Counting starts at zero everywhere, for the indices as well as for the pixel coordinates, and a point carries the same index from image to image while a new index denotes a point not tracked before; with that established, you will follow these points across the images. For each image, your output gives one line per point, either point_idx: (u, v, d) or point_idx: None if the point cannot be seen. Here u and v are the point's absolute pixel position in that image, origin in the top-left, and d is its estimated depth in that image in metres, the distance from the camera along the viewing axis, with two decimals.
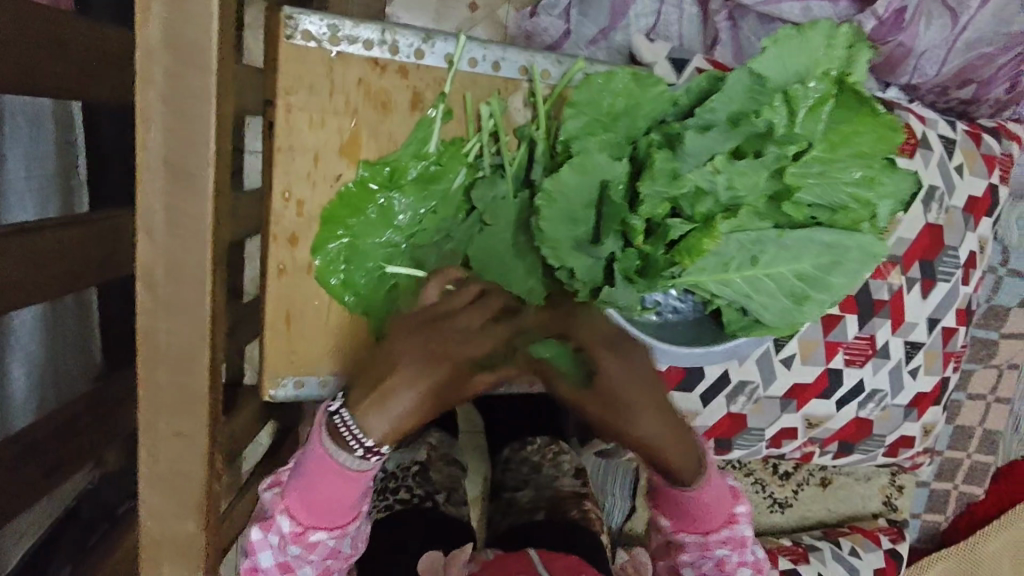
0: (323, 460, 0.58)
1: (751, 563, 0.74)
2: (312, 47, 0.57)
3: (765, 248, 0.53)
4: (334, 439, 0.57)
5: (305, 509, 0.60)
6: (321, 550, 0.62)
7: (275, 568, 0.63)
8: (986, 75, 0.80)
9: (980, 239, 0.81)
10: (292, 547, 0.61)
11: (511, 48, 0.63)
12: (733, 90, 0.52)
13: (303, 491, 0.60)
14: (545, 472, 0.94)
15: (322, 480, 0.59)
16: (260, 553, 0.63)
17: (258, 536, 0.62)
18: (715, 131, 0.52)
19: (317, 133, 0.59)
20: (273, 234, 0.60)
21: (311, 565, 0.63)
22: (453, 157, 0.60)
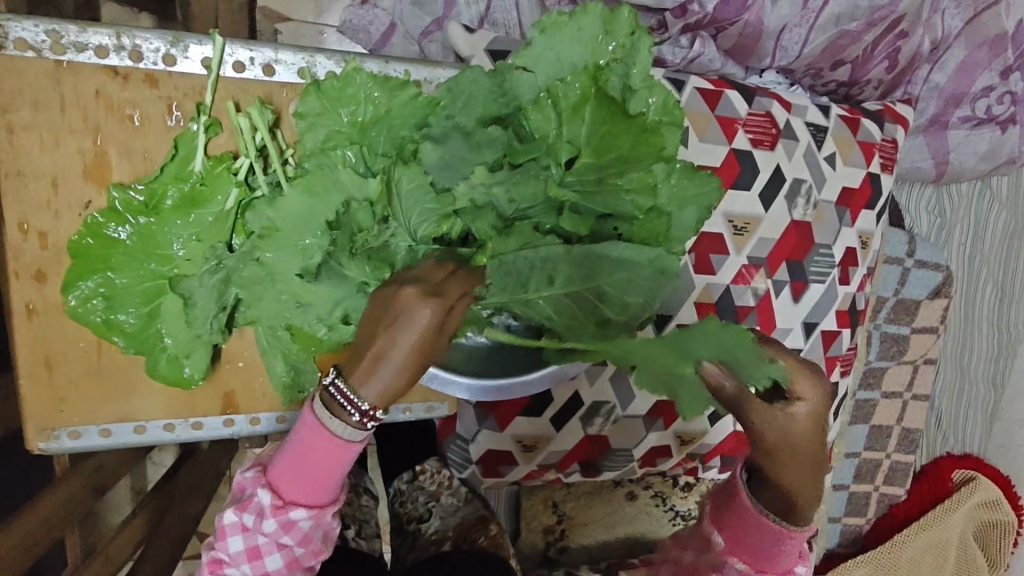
0: (318, 423, 0.44)
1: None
2: (30, 58, 0.50)
3: (556, 265, 0.45)
4: (329, 402, 0.43)
5: (291, 483, 0.47)
6: (298, 535, 0.49)
7: (243, 555, 0.50)
8: (857, 54, 0.74)
9: (860, 234, 0.75)
10: (269, 526, 0.48)
11: (285, 48, 0.56)
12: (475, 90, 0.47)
13: (288, 464, 0.46)
14: (446, 500, 0.86)
15: (314, 450, 0.45)
16: (228, 537, 0.50)
17: (231, 516, 0.50)
18: (457, 139, 0.46)
19: (51, 155, 0.52)
20: (13, 271, 0.53)
21: (282, 553, 0.50)
22: (216, 176, 0.52)
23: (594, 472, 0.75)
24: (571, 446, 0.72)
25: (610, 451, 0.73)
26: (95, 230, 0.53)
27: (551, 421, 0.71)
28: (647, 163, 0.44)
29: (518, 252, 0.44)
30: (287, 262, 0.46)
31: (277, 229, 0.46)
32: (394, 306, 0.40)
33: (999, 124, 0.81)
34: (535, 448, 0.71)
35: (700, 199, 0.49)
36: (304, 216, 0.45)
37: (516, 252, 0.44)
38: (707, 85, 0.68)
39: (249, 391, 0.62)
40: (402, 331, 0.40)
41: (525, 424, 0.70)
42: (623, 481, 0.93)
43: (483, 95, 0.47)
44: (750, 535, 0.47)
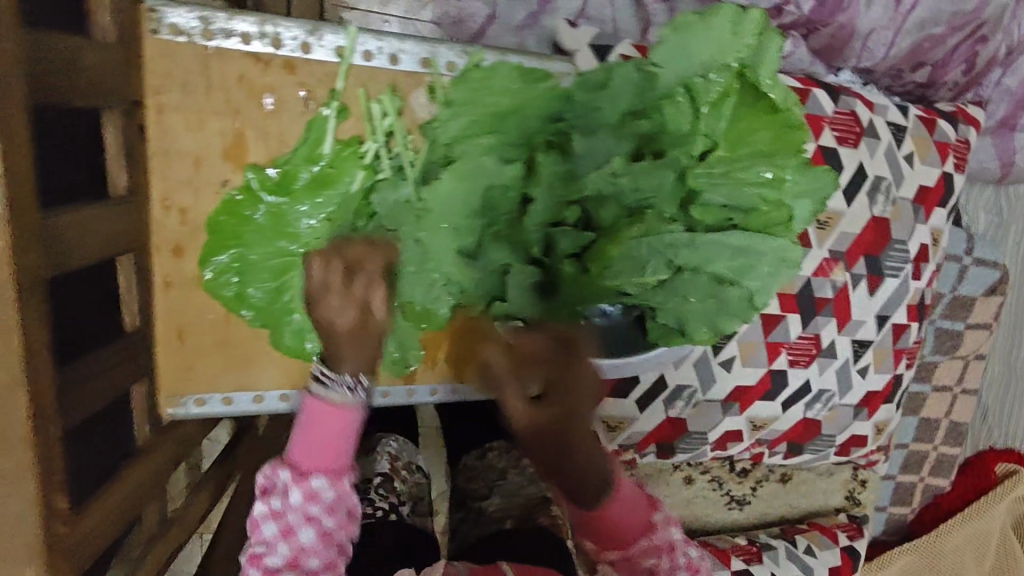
0: (316, 400, 0.52)
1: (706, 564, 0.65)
2: (182, 43, 0.52)
3: (676, 252, 0.50)
4: (319, 386, 0.52)
5: (308, 456, 0.53)
6: (324, 502, 0.52)
7: (275, 539, 0.53)
8: (938, 57, 0.76)
9: (932, 231, 0.77)
10: (296, 497, 0.52)
11: (411, 39, 0.58)
12: (620, 87, 0.48)
13: (301, 443, 0.53)
14: (513, 479, 0.90)
15: (322, 424, 0.52)
16: (260, 526, 0.53)
17: (260, 506, 0.53)
18: (605, 133, 0.48)
19: (195, 135, 0.54)
20: (155, 244, 0.56)
21: (313, 527, 0.52)
22: (349, 162, 0.55)
23: (668, 453, 0.78)
24: (653, 426, 0.75)
25: (686, 433, 0.77)
26: (231, 208, 0.56)
27: (636, 402, 0.74)
28: (778, 157, 0.49)
29: (643, 239, 0.50)
30: (442, 242, 0.49)
31: (432, 210, 0.48)
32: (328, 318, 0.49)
33: None
34: (620, 427, 0.75)
35: (818, 193, 0.51)
36: (455, 201, 0.47)
37: (639, 239, 0.49)
38: (796, 84, 0.70)
39: None
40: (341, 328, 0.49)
41: (614, 405, 0.73)
42: (683, 465, 0.96)
43: (631, 90, 0.48)
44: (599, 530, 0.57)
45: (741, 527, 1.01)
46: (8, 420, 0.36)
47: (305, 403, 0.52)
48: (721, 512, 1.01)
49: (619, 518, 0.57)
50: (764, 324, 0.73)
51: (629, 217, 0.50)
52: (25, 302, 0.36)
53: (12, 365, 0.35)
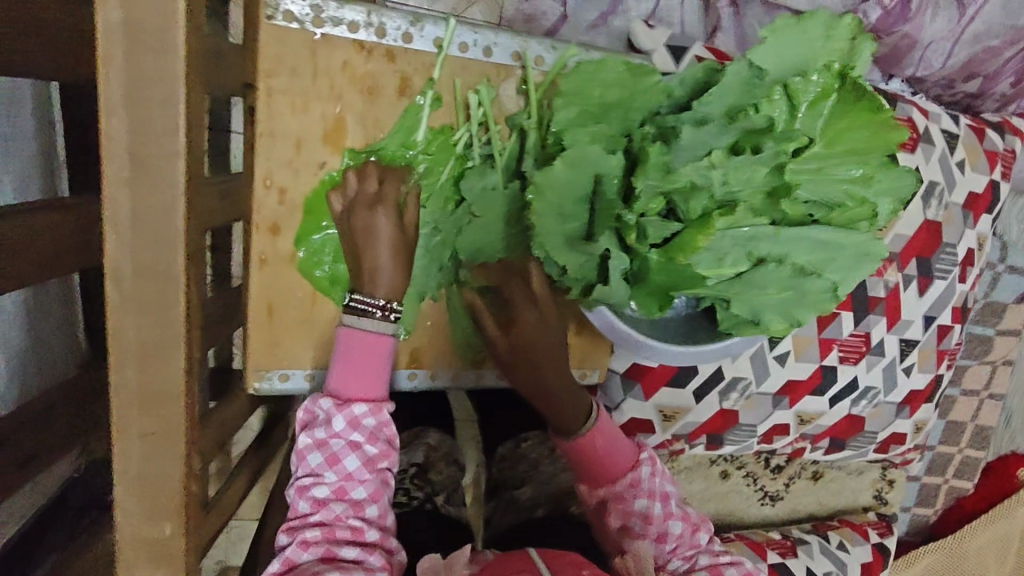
0: (352, 330, 0.57)
1: (680, 516, 0.69)
2: (294, 29, 0.54)
3: (757, 244, 0.52)
4: (354, 314, 0.57)
5: (344, 385, 0.58)
6: (365, 431, 0.58)
7: (323, 466, 0.57)
8: (992, 69, 0.79)
9: (978, 236, 0.80)
10: (339, 425, 0.57)
11: (504, 32, 0.61)
12: (730, 84, 0.50)
13: (337, 373, 0.57)
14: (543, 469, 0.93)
15: (358, 354, 0.57)
16: (306, 456, 0.57)
17: (305, 438, 0.57)
18: (714, 124, 0.49)
19: (299, 118, 0.57)
20: (254, 222, 0.58)
21: (358, 454, 0.57)
22: (441, 148, 0.59)
23: (716, 444, 0.81)
24: (706, 418, 0.77)
25: (737, 425, 0.79)
26: (335, 189, 0.58)
27: (692, 393, 0.76)
28: (872, 155, 0.51)
29: (727, 231, 0.51)
30: (549, 226, 0.52)
31: (545, 192, 0.51)
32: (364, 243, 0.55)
33: None
34: (674, 417, 0.77)
35: (897, 192, 0.54)
36: (568, 184, 0.51)
37: (727, 231, 0.51)
38: None
39: (434, 348, 0.67)
40: (377, 237, 0.55)
41: (670, 395, 0.76)
42: (719, 460, 0.99)
43: (738, 86, 0.50)
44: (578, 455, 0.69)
45: (774, 523, 1.02)
46: (168, 374, 0.39)
47: (340, 335, 0.57)
48: (754, 507, 1.02)
49: (604, 448, 0.69)
50: (821, 323, 0.76)
51: (718, 210, 0.51)
52: (190, 271, 0.38)
53: (176, 325, 0.38)
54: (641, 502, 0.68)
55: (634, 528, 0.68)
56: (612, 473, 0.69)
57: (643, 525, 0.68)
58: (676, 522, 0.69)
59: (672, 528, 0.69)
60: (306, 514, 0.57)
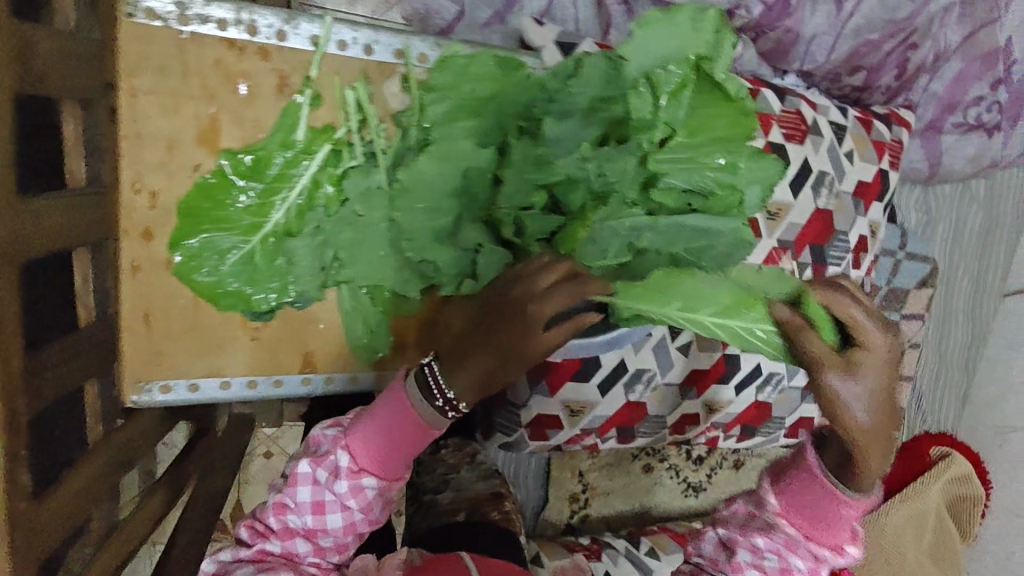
0: (408, 402, 0.57)
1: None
2: (157, 26, 0.53)
3: (640, 235, 0.53)
4: (422, 384, 0.56)
5: (368, 452, 0.59)
6: (361, 500, 0.60)
7: (307, 507, 0.61)
8: (873, 61, 0.83)
9: (871, 223, 0.83)
10: (339, 486, 0.59)
11: (384, 30, 0.60)
12: (588, 75, 0.51)
13: (370, 435, 0.58)
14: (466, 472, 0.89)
15: (393, 425, 0.57)
16: (298, 486, 0.61)
17: (307, 469, 0.60)
18: (574, 119, 0.51)
19: (169, 119, 0.54)
20: (124, 228, 0.56)
21: (342, 514, 0.61)
22: (319, 150, 0.57)
23: (629, 437, 0.82)
24: (614, 411, 0.78)
25: (646, 417, 0.80)
26: (205, 191, 0.56)
27: (597, 386, 0.76)
28: (735, 143, 0.51)
29: (605, 222, 0.52)
30: (419, 222, 0.52)
31: (410, 188, 0.51)
32: (536, 306, 0.50)
33: (987, 130, 0.92)
34: (582, 412, 0.78)
35: (765, 179, 0.55)
36: (434, 180, 0.50)
37: (603, 222, 0.52)
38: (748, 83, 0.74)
39: (327, 350, 0.66)
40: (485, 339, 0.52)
41: (574, 390, 0.76)
42: (641, 455, 1.00)
43: (598, 78, 0.51)
44: (810, 492, 0.59)
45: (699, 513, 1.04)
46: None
47: (391, 393, 0.58)
48: (679, 499, 1.04)
49: (840, 516, 0.58)
50: None
51: (594, 202, 0.52)
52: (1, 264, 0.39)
53: None
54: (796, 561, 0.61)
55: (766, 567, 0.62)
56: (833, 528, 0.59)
57: (775, 567, 0.61)
58: None
59: None
60: (273, 529, 0.62)
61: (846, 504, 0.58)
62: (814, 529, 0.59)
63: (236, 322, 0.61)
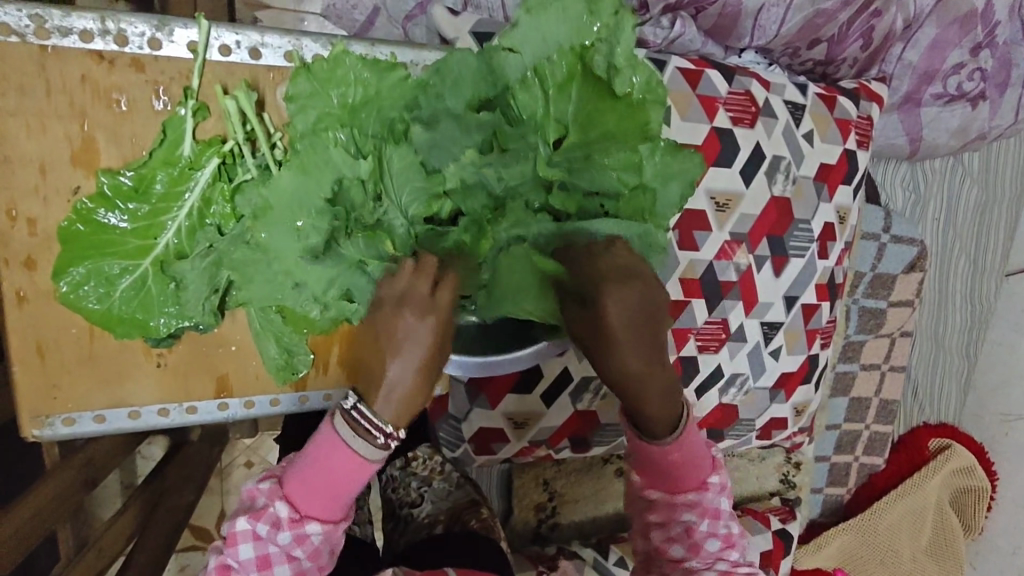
0: (338, 440, 0.45)
1: (722, 536, 0.55)
2: (13, 42, 0.50)
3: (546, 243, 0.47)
4: (352, 425, 0.45)
5: (309, 497, 0.46)
6: (310, 548, 0.47)
7: (251, 565, 0.47)
8: (832, 33, 0.76)
9: (838, 209, 0.77)
10: (284, 537, 0.46)
11: (271, 31, 0.56)
12: (461, 71, 0.47)
13: (306, 478, 0.46)
14: (440, 484, 0.78)
15: (334, 465, 0.45)
16: (238, 544, 0.47)
17: (243, 524, 0.46)
18: (448, 121, 0.47)
19: (38, 141, 0.52)
20: (3, 258, 0.53)
21: (291, 567, 0.47)
22: (208, 164, 0.53)
23: (584, 448, 0.77)
24: (562, 421, 0.74)
25: (598, 427, 0.75)
26: (84, 216, 0.53)
27: (542, 397, 0.73)
28: (635, 142, 0.47)
29: (507, 230, 0.47)
30: (284, 241, 0.46)
31: (275, 205, 0.46)
32: (400, 327, 0.42)
33: (969, 100, 0.84)
34: (527, 424, 0.74)
35: (683, 174, 0.50)
36: (299, 194, 0.45)
37: (507, 231, 0.47)
38: (688, 65, 0.69)
39: (243, 375, 0.62)
40: (404, 358, 0.43)
41: (516, 402, 0.72)
42: (612, 458, 0.92)
43: (471, 74, 0.47)
44: (644, 455, 0.53)
45: None
46: None
47: (322, 429, 0.46)
48: None
49: (673, 460, 0.52)
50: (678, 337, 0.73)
51: (493, 211, 0.47)
52: None
53: None
54: (689, 515, 0.54)
55: (674, 534, 0.55)
56: (685, 484, 0.54)
57: (680, 533, 0.55)
58: (714, 542, 0.55)
59: (709, 546, 0.55)
60: None
61: (672, 451, 0.52)
62: (669, 484, 0.54)
63: (139, 349, 0.59)
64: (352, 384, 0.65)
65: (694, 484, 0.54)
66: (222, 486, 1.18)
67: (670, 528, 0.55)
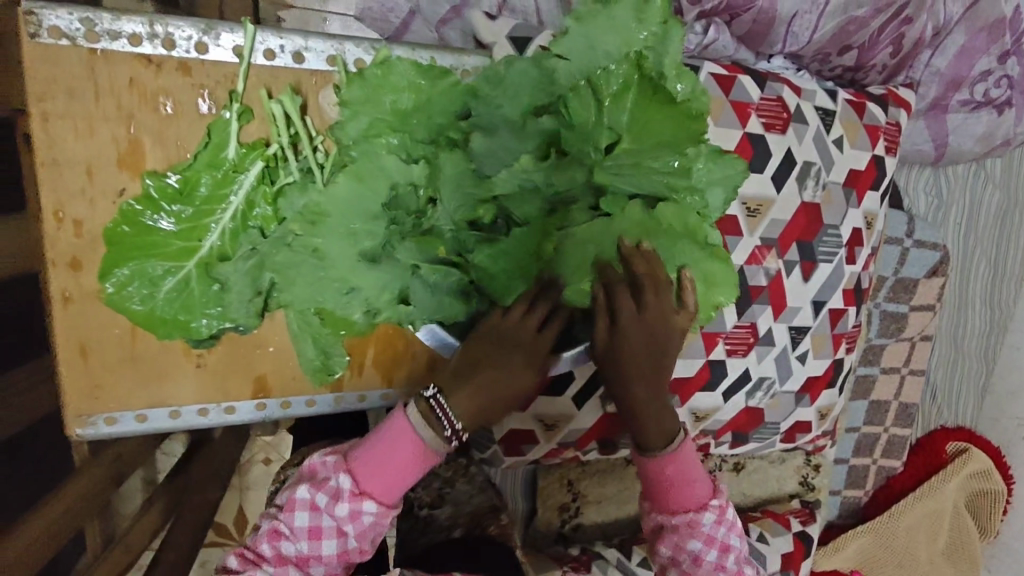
0: (409, 427, 0.49)
1: (732, 571, 0.57)
2: (63, 46, 0.51)
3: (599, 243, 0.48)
4: (426, 415, 0.48)
5: (369, 477, 0.48)
6: (360, 527, 0.49)
7: (302, 534, 0.48)
8: (865, 39, 0.76)
9: (866, 215, 0.78)
10: (341, 509, 0.48)
11: (315, 35, 0.57)
12: (517, 81, 0.48)
13: (369, 457, 0.49)
14: (462, 487, 0.80)
15: (399, 449, 0.48)
16: (295, 511, 0.49)
17: (303, 492, 0.49)
18: (502, 127, 0.48)
19: (86, 143, 0.53)
20: (50, 260, 0.54)
21: (339, 543, 0.49)
22: (252, 167, 0.54)
23: (610, 448, 0.78)
24: (590, 424, 0.75)
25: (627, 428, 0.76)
26: (130, 218, 0.54)
27: (573, 400, 0.73)
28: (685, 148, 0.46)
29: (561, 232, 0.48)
30: (340, 248, 0.47)
31: (336, 210, 0.47)
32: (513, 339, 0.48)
33: (996, 107, 0.84)
34: (556, 426, 0.74)
35: (728, 180, 0.51)
36: (356, 203, 0.47)
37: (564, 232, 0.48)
38: (721, 71, 0.70)
39: (281, 375, 0.62)
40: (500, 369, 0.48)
41: (546, 404, 0.72)
42: None
43: (519, 80, 0.48)
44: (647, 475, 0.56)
45: None
46: None
47: (395, 417, 0.49)
48: None
49: (671, 478, 0.55)
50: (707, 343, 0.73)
51: (549, 214, 0.49)
52: None
53: None
54: (696, 543, 0.56)
55: (681, 563, 0.57)
56: (685, 503, 0.56)
57: (690, 564, 0.57)
58: None
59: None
60: (264, 560, 0.49)
61: (669, 466, 0.55)
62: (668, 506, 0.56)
63: (179, 349, 0.59)
64: (385, 384, 0.66)
65: (693, 508, 0.56)
66: (243, 482, 1.19)
67: (678, 555, 0.57)
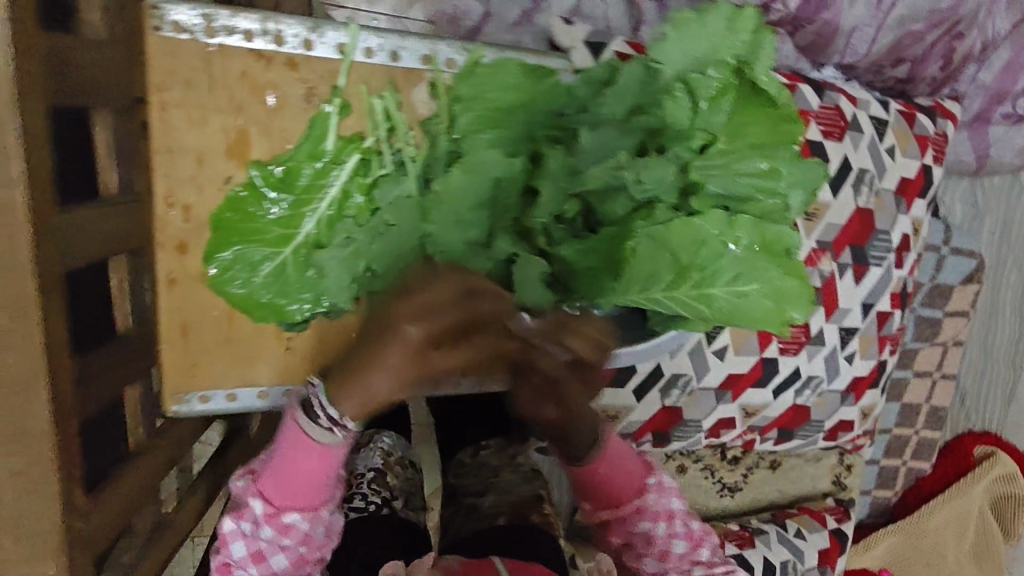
0: (301, 433, 0.52)
1: (686, 538, 0.68)
2: (184, 39, 0.54)
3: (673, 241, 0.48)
4: (308, 409, 0.52)
5: (280, 491, 0.54)
6: (297, 535, 0.55)
7: (246, 559, 0.56)
8: (917, 52, 0.80)
9: (913, 221, 0.80)
10: (266, 531, 0.55)
11: (411, 35, 0.60)
12: (626, 82, 0.51)
13: (278, 475, 0.54)
14: (507, 476, 0.82)
15: (301, 460, 0.53)
16: (230, 542, 0.56)
17: (230, 524, 0.55)
18: (599, 123, 0.51)
19: (198, 132, 0.55)
20: (159, 241, 0.57)
21: (286, 553, 0.56)
22: (350, 159, 0.55)
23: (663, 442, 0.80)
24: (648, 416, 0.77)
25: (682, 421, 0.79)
26: (236, 205, 0.55)
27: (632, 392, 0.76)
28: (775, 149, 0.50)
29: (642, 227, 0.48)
30: (447, 234, 0.50)
31: (445, 199, 0.50)
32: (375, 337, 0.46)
33: None
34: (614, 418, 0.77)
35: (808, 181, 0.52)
36: (466, 194, 0.49)
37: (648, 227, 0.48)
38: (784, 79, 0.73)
39: None
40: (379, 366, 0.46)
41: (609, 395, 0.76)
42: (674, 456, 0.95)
43: (617, 81, 0.51)
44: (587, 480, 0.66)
45: (736, 514, 1.00)
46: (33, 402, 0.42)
47: (288, 428, 0.53)
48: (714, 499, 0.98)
49: (604, 476, 0.66)
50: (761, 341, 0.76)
51: (637, 211, 0.50)
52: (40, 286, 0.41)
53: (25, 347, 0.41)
54: (645, 524, 0.67)
55: (637, 546, 0.69)
56: (623, 494, 0.67)
57: (646, 548, 0.68)
58: (677, 543, 0.68)
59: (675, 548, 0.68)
60: None
61: (602, 466, 0.65)
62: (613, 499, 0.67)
63: (271, 333, 0.61)
64: None
65: (632, 494, 0.67)
66: None
67: (634, 539, 0.68)
